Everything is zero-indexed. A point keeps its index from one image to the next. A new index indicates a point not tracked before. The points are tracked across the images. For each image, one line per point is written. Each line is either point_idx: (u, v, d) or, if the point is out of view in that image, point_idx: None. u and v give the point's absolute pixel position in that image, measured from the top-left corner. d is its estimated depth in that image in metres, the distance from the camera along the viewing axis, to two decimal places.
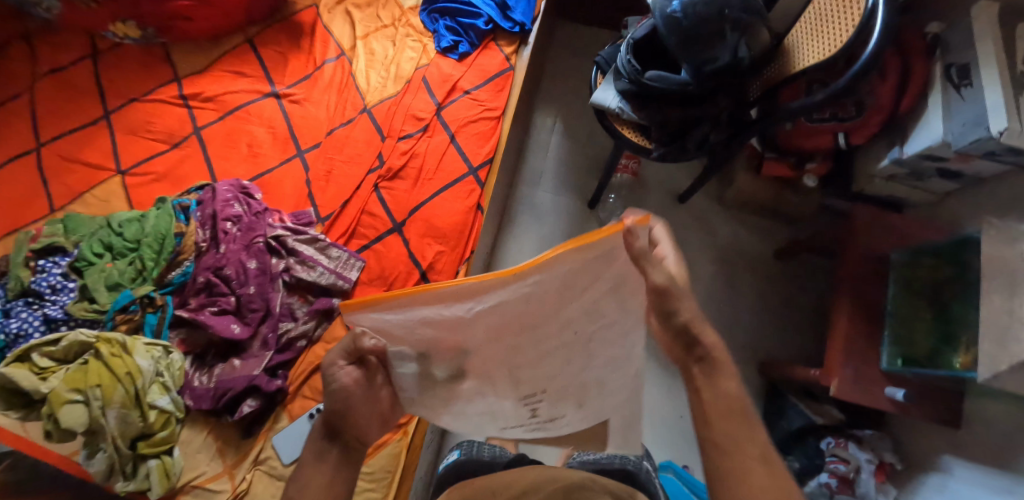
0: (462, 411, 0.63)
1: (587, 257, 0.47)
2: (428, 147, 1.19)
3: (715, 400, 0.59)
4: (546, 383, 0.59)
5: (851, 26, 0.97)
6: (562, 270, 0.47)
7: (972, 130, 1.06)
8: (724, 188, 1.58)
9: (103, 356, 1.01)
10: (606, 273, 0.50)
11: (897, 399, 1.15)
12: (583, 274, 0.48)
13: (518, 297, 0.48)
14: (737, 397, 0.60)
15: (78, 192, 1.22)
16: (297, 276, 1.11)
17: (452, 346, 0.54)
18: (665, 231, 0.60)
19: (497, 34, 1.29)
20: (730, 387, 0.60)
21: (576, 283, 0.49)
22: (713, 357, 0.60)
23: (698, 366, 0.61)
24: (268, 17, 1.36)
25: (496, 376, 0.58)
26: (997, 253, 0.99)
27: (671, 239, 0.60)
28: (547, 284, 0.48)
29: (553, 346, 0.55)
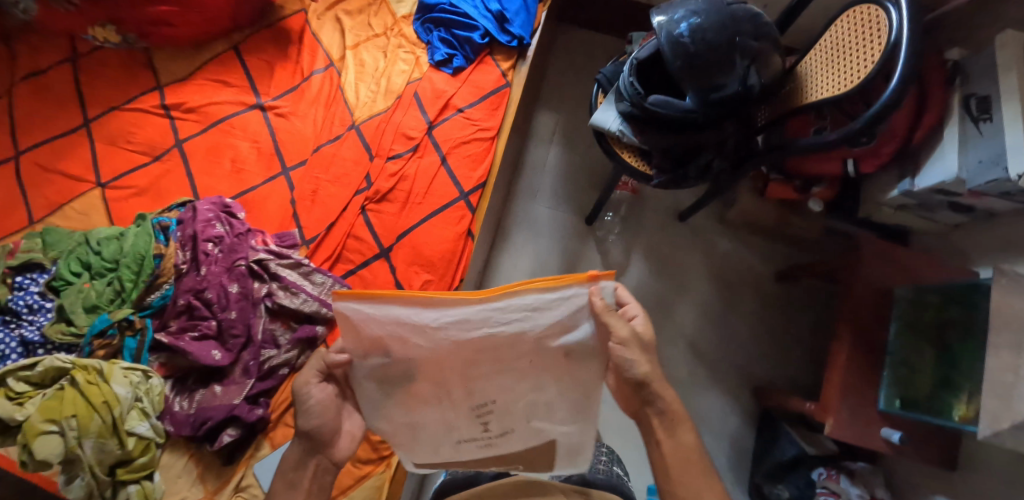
0: (429, 423, 0.77)
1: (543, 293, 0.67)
2: (418, 169, 1.14)
3: (676, 450, 0.76)
4: (497, 397, 0.75)
5: (871, 59, 0.91)
6: (521, 300, 0.67)
7: (989, 168, 1.01)
8: (726, 207, 1.53)
9: (78, 384, 0.98)
10: (556, 309, 0.69)
11: (893, 441, 1.12)
12: (538, 307, 0.68)
13: (482, 316, 0.67)
14: (691, 445, 0.76)
15: (57, 203, 1.18)
16: (280, 303, 1.07)
17: (424, 354, 0.72)
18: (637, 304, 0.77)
19: (493, 47, 1.23)
20: (686, 437, 0.77)
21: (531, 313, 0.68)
22: (669, 410, 0.77)
23: (658, 419, 0.78)
24: (255, 22, 1.31)
25: (460, 388, 0.75)
26: (1009, 304, 0.93)
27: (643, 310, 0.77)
28: (507, 310, 0.67)
29: (506, 365, 0.73)
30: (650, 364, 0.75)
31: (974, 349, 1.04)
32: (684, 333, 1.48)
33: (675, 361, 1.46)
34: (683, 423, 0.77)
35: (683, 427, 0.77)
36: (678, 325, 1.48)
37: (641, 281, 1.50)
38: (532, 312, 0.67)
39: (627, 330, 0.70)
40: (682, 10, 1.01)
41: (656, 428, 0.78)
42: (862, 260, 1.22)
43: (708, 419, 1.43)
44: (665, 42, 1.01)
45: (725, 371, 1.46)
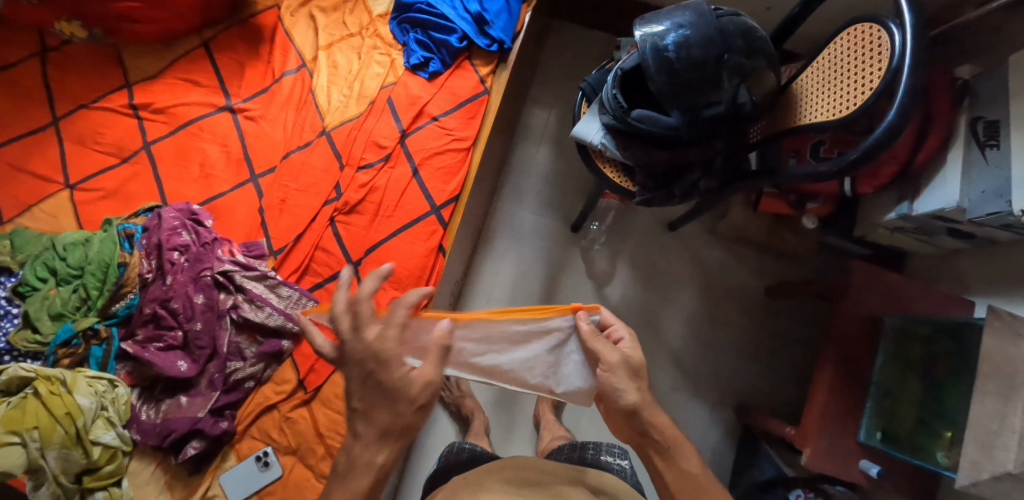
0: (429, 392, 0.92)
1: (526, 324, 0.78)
2: (389, 180, 1.24)
3: (677, 479, 0.69)
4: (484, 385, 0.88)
5: (870, 85, 0.84)
6: (502, 329, 0.78)
7: (991, 200, 0.93)
8: (717, 219, 1.47)
9: (40, 395, 0.95)
10: (537, 340, 0.80)
11: (871, 475, 1.08)
12: (520, 335, 0.79)
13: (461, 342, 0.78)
14: (697, 473, 0.70)
15: (25, 204, 1.16)
16: (244, 316, 1.10)
17: None
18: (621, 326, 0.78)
19: (471, 51, 1.33)
20: (688, 464, 0.70)
21: (509, 338, 0.79)
22: (664, 439, 0.70)
23: (654, 451, 0.71)
24: (223, 20, 1.37)
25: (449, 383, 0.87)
26: (995, 350, 0.84)
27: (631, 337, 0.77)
28: (484, 341, 0.79)
29: (488, 376, 0.83)
30: (640, 392, 0.72)
31: (962, 390, 0.98)
32: (668, 347, 1.44)
33: (658, 375, 1.41)
34: (685, 449, 0.71)
35: (687, 455, 0.71)
36: (663, 336, 1.44)
37: (626, 290, 1.46)
38: (509, 343, 0.79)
39: (616, 356, 0.73)
40: (669, 21, 0.91)
41: (653, 460, 0.71)
42: (853, 284, 1.16)
43: (689, 433, 1.38)
44: (649, 56, 0.90)
45: (708, 385, 1.41)
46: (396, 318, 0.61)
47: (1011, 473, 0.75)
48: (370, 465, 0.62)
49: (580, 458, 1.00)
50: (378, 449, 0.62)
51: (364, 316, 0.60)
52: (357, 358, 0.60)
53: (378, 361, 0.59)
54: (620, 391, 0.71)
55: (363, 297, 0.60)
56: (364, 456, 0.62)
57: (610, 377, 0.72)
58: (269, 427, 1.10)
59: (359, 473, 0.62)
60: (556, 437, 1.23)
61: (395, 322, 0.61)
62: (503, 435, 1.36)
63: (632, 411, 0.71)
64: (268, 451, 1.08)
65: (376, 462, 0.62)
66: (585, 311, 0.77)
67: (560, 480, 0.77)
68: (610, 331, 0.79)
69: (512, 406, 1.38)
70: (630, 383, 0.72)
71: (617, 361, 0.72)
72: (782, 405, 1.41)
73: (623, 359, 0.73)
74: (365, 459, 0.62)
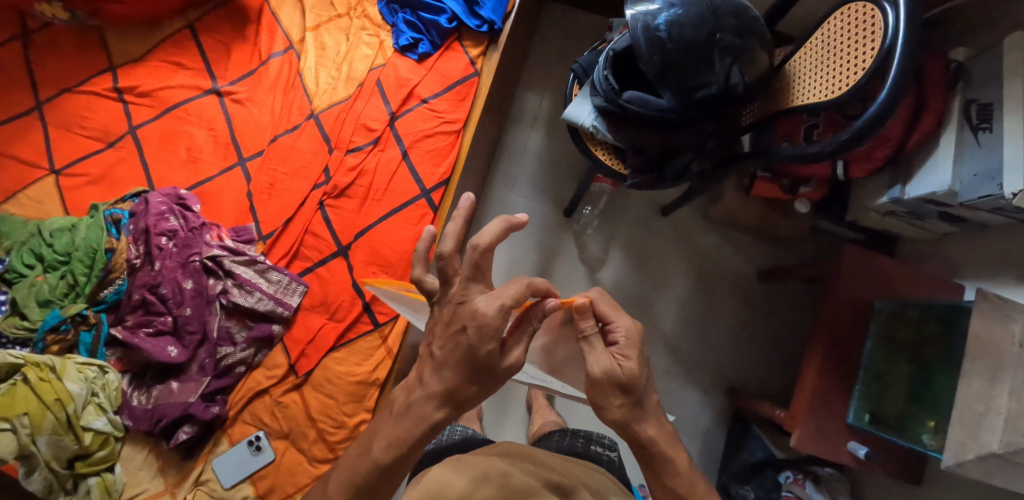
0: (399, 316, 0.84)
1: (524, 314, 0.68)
2: (378, 162, 1.23)
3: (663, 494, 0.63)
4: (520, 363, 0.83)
5: (863, 65, 0.83)
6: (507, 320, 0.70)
7: (984, 183, 0.93)
8: (710, 203, 1.46)
9: (30, 381, 0.95)
10: None
11: (859, 455, 1.10)
12: None
13: None
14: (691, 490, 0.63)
15: (11, 190, 1.15)
16: (234, 301, 1.10)
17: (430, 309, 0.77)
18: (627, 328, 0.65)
19: (461, 33, 1.32)
20: (677, 484, 0.62)
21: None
22: (654, 453, 0.62)
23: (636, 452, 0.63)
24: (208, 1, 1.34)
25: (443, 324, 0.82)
26: (983, 332, 0.84)
27: (634, 341, 0.63)
28: None
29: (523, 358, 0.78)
30: (625, 408, 0.61)
31: (949, 374, 0.99)
32: (660, 331, 1.44)
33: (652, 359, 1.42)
34: (675, 468, 0.62)
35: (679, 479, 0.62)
36: (655, 321, 1.44)
37: (619, 275, 1.46)
38: None
39: (600, 367, 0.61)
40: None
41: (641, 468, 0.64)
42: (844, 268, 1.16)
43: (679, 417, 1.39)
44: (640, 36, 0.89)
45: (700, 369, 1.42)
46: (508, 292, 0.56)
47: (997, 453, 0.77)
48: (423, 419, 0.57)
49: (571, 446, 1.00)
50: (436, 405, 0.57)
51: (480, 271, 0.58)
52: (456, 312, 0.58)
53: (474, 323, 0.55)
54: (603, 406, 0.62)
55: (479, 246, 0.56)
56: (420, 406, 0.58)
57: (593, 391, 0.62)
58: (261, 412, 1.10)
59: (412, 420, 0.58)
60: (547, 422, 1.24)
61: (506, 295, 0.56)
62: (496, 419, 1.37)
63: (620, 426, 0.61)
64: (260, 435, 1.08)
65: (432, 419, 0.57)
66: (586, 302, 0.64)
67: (554, 465, 0.77)
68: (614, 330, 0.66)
69: (505, 391, 1.38)
70: (612, 397, 0.61)
71: (597, 374, 0.61)
72: (772, 388, 1.42)
73: (605, 372, 0.60)
74: (421, 412, 0.57)
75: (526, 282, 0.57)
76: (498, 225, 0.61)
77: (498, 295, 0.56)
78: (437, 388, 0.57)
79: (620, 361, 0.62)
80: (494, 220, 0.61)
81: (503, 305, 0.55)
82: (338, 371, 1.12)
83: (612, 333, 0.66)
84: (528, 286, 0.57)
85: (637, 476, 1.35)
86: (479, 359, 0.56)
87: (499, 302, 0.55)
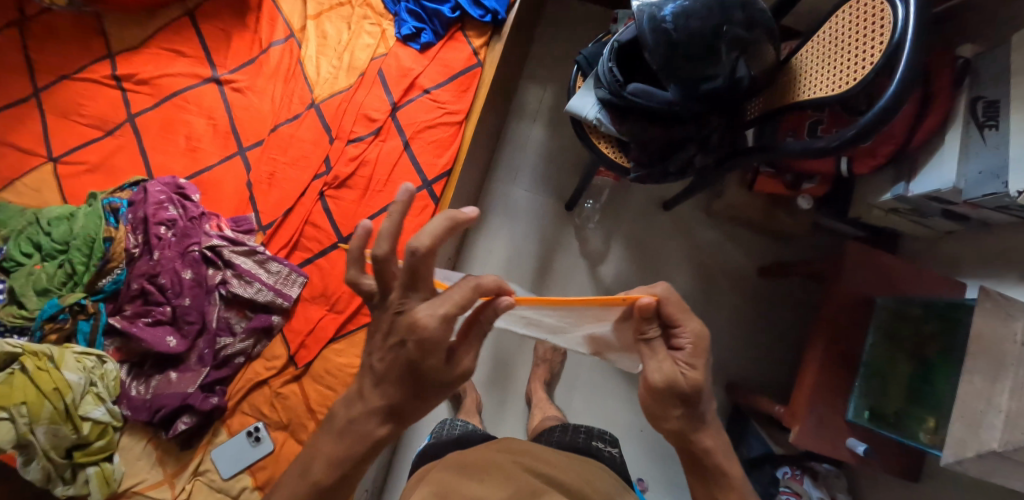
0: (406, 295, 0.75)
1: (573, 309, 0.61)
2: (379, 153, 1.22)
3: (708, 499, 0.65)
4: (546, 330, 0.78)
5: (870, 59, 0.83)
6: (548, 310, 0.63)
7: (988, 181, 0.92)
8: (712, 198, 1.46)
9: (28, 370, 0.94)
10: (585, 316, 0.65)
11: (858, 452, 1.10)
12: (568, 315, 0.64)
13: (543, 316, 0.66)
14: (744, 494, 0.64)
15: (8, 178, 1.14)
16: (233, 292, 1.10)
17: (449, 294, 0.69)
18: (694, 332, 0.60)
19: (464, 23, 1.31)
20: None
21: (561, 316, 0.66)
22: (711, 464, 0.63)
23: None
24: None
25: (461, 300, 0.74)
26: (985, 329, 0.84)
27: (701, 348, 0.60)
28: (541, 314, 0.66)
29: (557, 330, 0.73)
30: (683, 419, 0.62)
31: (950, 371, 0.99)
32: None
33: None
34: (728, 481, 0.63)
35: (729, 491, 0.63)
36: None
37: (619, 269, 1.45)
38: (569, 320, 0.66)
39: (662, 376, 0.59)
40: None
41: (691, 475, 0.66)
42: (846, 264, 1.15)
43: None
44: (645, 27, 0.90)
45: None
46: (452, 297, 0.50)
47: (997, 451, 0.76)
48: (366, 436, 0.56)
49: (573, 441, 1.00)
50: (379, 421, 0.56)
51: (416, 275, 0.50)
52: (394, 323, 0.53)
53: (413, 337, 0.50)
54: (662, 416, 0.62)
55: (416, 249, 0.48)
56: (365, 423, 0.56)
57: (651, 395, 0.61)
58: (260, 402, 1.09)
59: (356, 436, 0.56)
60: (547, 416, 1.24)
61: (450, 301, 0.50)
62: (495, 412, 1.37)
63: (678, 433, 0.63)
64: (259, 426, 1.08)
65: (375, 435, 0.56)
66: (649, 304, 0.57)
67: (556, 461, 0.77)
68: (679, 331, 0.60)
69: (505, 385, 1.39)
70: (672, 409, 0.61)
71: (658, 382, 0.59)
72: (773, 384, 1.42)
73: (666, 383, 0.59)
74: (364, 429, 0.56)
75: (475, 284, 0.50)
76: (439, 222, 0.49)
77: (444, 300, 0.50)
78: (379, 402, 0.55)
79: (682, 370, 0.60)
80: (437, 214, 0.49)
81: (448, 313, 0.50)
82: (338, 362, 1.12)
83: (676, 335, 0.61)
84: (477, 289, 0.50)
85: (636, 470, 1.35)
86: (425, 372, 0.52)
87: (443, 310, 0.49)
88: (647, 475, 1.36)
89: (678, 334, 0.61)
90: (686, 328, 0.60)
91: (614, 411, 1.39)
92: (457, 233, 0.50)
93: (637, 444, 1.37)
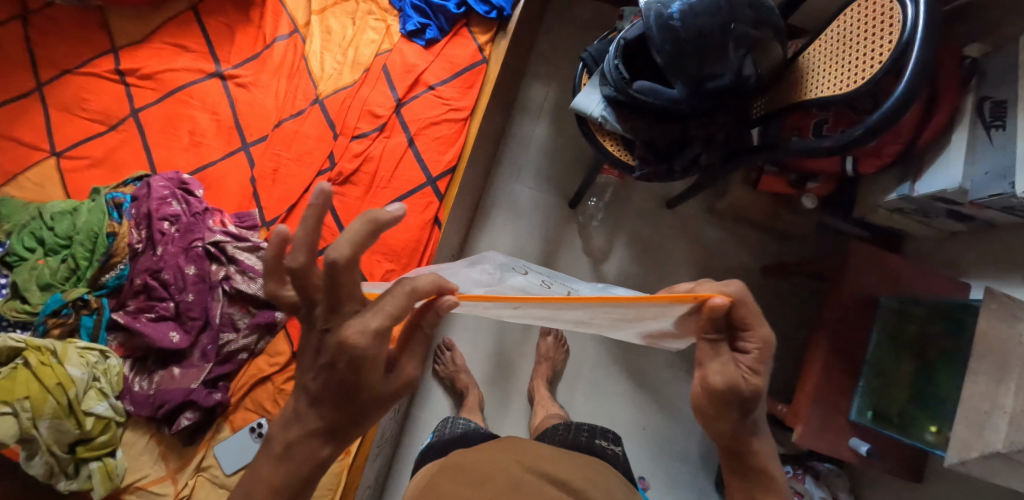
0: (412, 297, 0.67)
1: (641, 308, 0.57)
2: (383, 149, 1.22)
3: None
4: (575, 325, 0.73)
5: (879, 58, 0.82)
6: (610, 310, 0.58)
7: (995, 181, 0.92)
8: (716, 197, 1.46)
9: (31, 365, 0.94)
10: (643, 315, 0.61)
11: (861, 452, 1.09)
12: (629, 314, 0.60)
13: (598, 315, 0.61)
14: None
15: (11, 172, 1.13)
16: (236, 288, 1.10)
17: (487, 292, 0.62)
18: (762, 337, 0.58)
19: (469, 19, 1.32)
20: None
21: (623, 316, 0.60)
22: (759, 469, 0.63)
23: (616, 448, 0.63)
24: None
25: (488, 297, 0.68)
26: (990, 330, 0.84)
27: (766, 354, 0.59)
28: (598, 314, 0.61)
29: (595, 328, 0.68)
30: (737, 423, 0.61)
31: (955, 372, 0.99)
32: None
33: (653, 353, 1.42)
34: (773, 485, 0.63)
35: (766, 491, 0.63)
36: None
37: (622, 268, 1.44)
38: (627, 319, 0.62)
39: (726, 377, 0.58)
40: None
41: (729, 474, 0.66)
42: (850, 264, 1.15)
43: (681, 410, 1.39)
44: (653, 24, 0.89)
45: None
46: (384, 309, 0.49)
47: (1001, 452, 0.76)
48: (308, 459, 0.53)
49: (576, 440, 1.00)
50: (321, 441, 0.54)
51: (339, 286, 0.49)
52: (323, 341, 0.51)
53: (345, 354, 0.49)
54: (716, 418, 0.62)
55: (338, 257, 0.47)
56: (305, 447, 0.53)
57: (711, 398, 0.60)
58: (263, 398, 1.09)
59: (297, 462, 0.53)
60: (550, 414, 1.23)
61: (383, 312, 0.49)
62: (497, 409, 1.37)
63: (732, 438, 0.62)
64: (263, 423, 1.07)
65: (319, 456, 0.54)
66: (723, 304, 0.55)
67: (557, 460, 0.77)
68: (747, 333, 0.59)
69: (506, 382, 1.39)
70: (728, 413, 0.61)
71: (720, 385, 0.59)
72: (775, 384, 1.41)
73: (729, 386, 0.59)
74: (306, 452, 0.53)
75: (410, 289, 0.50)
76: (360, 225, 0.47)
77: (377, 311, 0.50)
78: (317, 423, 0.53)
79: (744, 373, 0.59)
80: (355, 219, 0.47)
81: (381, 326, 0.50)
82: None
83: (741, 337, 0.60)
84: (412, 295, 0.50)
85: (640, 468, 1.35)
86: (363, 388, 0.52)
87: (376, 324, 0.49)
88: (649, 473, 1.35)
89: (744, 337, 0.59)
90: (754, 332, 0.58)
91: (617, 410, 1.38)
92: (380, 235, 0.48)
93: (640, 442, 1.37)
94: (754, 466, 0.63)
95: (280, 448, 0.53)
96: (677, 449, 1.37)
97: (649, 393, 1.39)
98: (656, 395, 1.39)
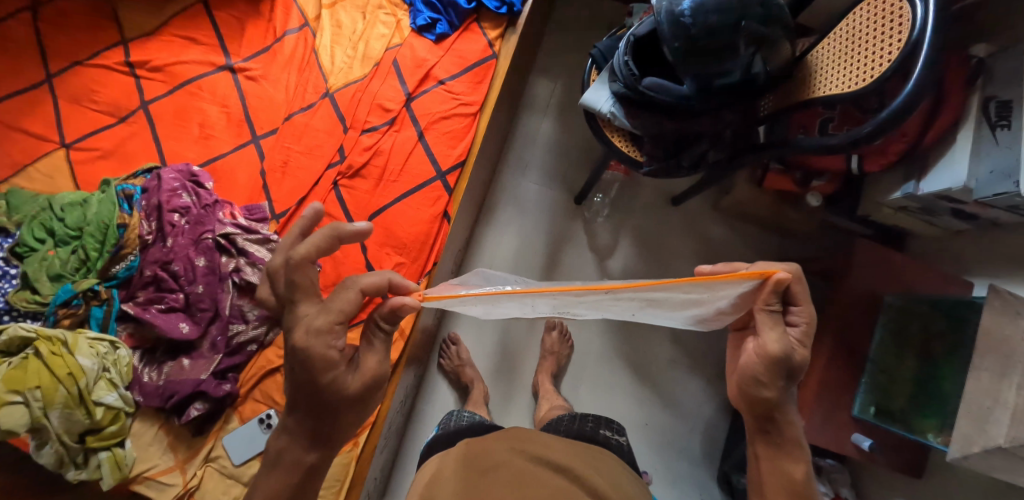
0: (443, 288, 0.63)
1: (721, 288, 0.61)
2: (394, 143, 1.23)
3: (772, 471, 0.70)
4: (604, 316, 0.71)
5: (888, 57, 0.83)
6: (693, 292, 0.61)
7: (1000, 180, 0.93)
8: (721, 194, 1.47)
9: (42, 355, 0.95)
10: (709, 299, 0.64)
11: (863, 448, 1.11)
12: (701, 297, 0.63)
13: (669, 298, 0.63)
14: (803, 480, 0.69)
15: (20, 163, 1.13)
16: (246, 279, 1.10)
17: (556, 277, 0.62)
18: (804, 311, 0.67)
19: (480, 14, 1.33)
20: (794, 471, 0.69)
21: (696, 298, 0.63)
22: (786, 437, 0.71)
23: None
24: None
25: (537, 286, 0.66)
26: (995, 327, 0.85)
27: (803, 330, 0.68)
28: (675, 296, 0.62)
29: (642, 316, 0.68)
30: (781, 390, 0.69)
31: (956, 368, 1.00)
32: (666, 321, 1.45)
33: (656, 349, 1.43)
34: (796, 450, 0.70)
35: (791, 459, 0.70)
36: None
37: (627, 264, 1.45)
38: (693, 303, 0.64)
39: (781, 342, 0.65)
40: None
41: (754, 432, 0.73)
42: (854, 261, 1.16)
43: (683, 406, 1.40)
44: (664, 21, 0.90)
45: (705, 360, 1.43)
46: (334, 307, 0.62)
47: (1003, 447, 0.76)
48: (297, 464, 0.64)
49: (580, 430, 1.01)
50: (307, 448, 0.65)
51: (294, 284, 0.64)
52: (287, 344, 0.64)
53: (298, 350, 0.61)
54: (762, 386, 0.69)
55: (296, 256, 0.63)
56: (293, 453, 0.64)
57: (766, 368, 0.67)
58: (272, 390, 1.10)
59: (287, 468, 0.64)
60: (554, 406, 1.24)
61: (333, 308, 0.62)
62: (501, 403, 1.38)
63: (771, 404, 0.69)
64: (271, 414, 1.08)
65: (306, 462, 0.64)
66: (788, 277, 0.61)
67: (563, 450, 0.78)
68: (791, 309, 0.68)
69: (511, 377, 1.39)
70: (775, 380, 0.68)
71: (775, 351, 0.65)
72: None
73: (784, 352, 0.65)
74: (294, 457, 0.64)
75: (354, 286, 0.63)
76: (323, 235, 0.63)
77: (327, 311, 0.62)
78: (301, 432, 0.64)
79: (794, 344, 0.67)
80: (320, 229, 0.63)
81: (325, 324, 0.62)
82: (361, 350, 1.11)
83: (788, 312, 0.68)
84: (355, 288, 0.63)
85: (642, 460, 1.36)
86: (324, 389, 0.62)
87: (319, 321, 0.62)
88: (652, 468, 1.37)
89: (792, 311, 0.68)
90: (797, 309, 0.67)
91: (620, 404, 1.39)
92: (336, 242, 0.63)
93: (643, 437, 1.38)
94: (780, 431, 0.71)
95: (273, 454, 0.65)
96: (679, 444, 1.38)
97: (653, 389, 1.40)
98: (659, 391, 1.40)
